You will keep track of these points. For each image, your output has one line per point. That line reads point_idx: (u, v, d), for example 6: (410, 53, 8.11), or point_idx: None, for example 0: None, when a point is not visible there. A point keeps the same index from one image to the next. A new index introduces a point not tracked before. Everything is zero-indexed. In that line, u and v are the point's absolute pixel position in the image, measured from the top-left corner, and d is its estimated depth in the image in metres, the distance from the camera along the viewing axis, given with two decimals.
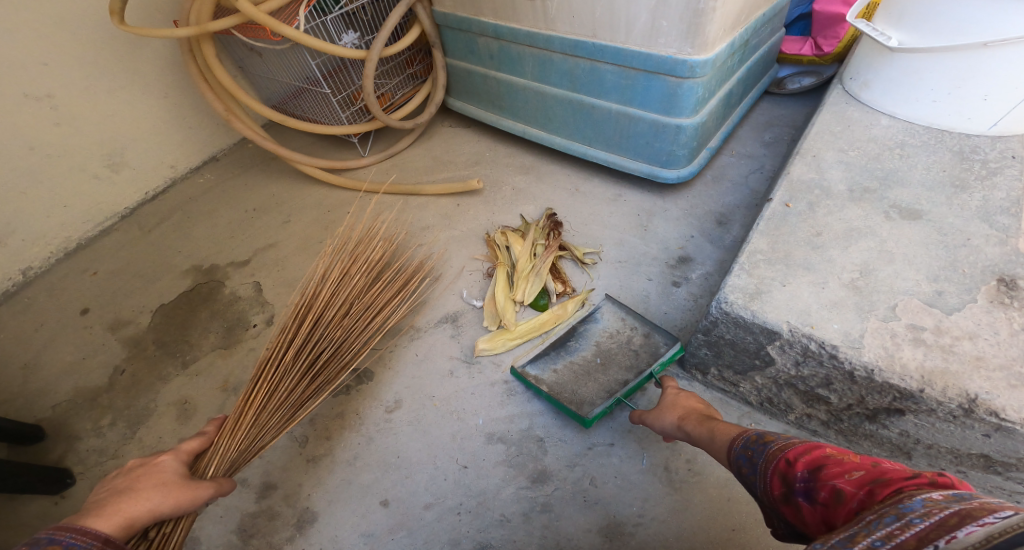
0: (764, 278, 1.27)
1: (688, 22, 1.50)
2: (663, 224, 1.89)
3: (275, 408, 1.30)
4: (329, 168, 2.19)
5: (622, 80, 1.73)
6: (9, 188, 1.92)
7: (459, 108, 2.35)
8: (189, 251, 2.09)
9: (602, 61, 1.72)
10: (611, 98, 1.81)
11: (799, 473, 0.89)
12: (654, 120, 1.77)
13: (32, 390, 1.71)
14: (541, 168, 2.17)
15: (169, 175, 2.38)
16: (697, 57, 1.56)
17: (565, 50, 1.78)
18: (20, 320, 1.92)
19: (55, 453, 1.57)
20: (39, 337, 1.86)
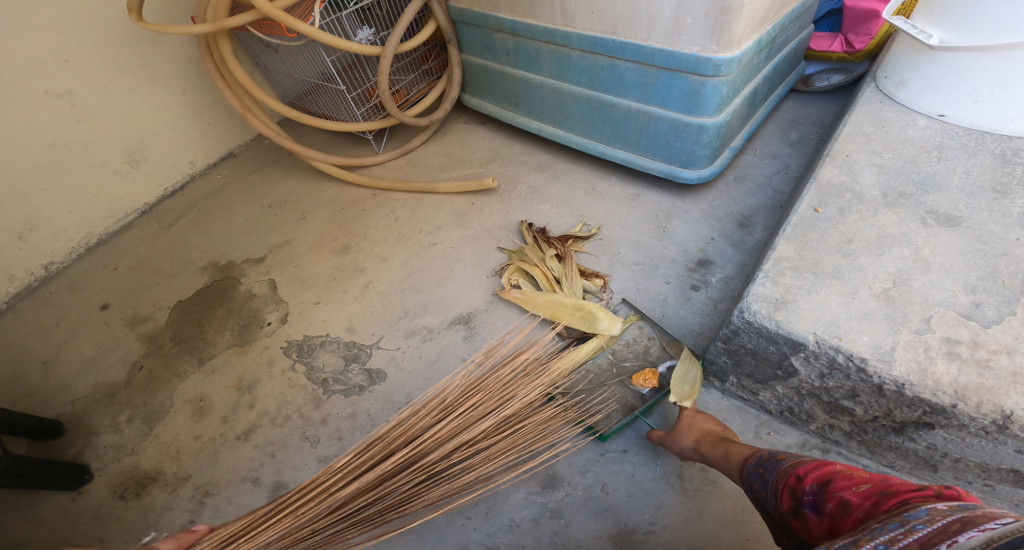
0: (790, 287, 1.22)
1: (713, 19, 1.45)
2: (682, 225, 1.84)
3: (288, 529, 1.07)
4: (343, 165, 2.19)
5: (643, 78, 1.69)
6: (31, 184, 1.95)
7: (474, 105, 2.32)
8: (207, 248, 2.10)
9: (623, 58, 1.67)
10: (631, 96, 1.76)
11: (806, 486, 0.88)
12: (675, 120, 1.72)
13: (53, 384, 1.73)
14: (558, 167, 2.13)
15: (187, 171, 2.39)
16: (723, 55, 1.50)
17: (584, 47, 1.73)
18: (44, 314, 1.95)
19: (75, 448, 1.59)
20: (61, 331, 1.89)
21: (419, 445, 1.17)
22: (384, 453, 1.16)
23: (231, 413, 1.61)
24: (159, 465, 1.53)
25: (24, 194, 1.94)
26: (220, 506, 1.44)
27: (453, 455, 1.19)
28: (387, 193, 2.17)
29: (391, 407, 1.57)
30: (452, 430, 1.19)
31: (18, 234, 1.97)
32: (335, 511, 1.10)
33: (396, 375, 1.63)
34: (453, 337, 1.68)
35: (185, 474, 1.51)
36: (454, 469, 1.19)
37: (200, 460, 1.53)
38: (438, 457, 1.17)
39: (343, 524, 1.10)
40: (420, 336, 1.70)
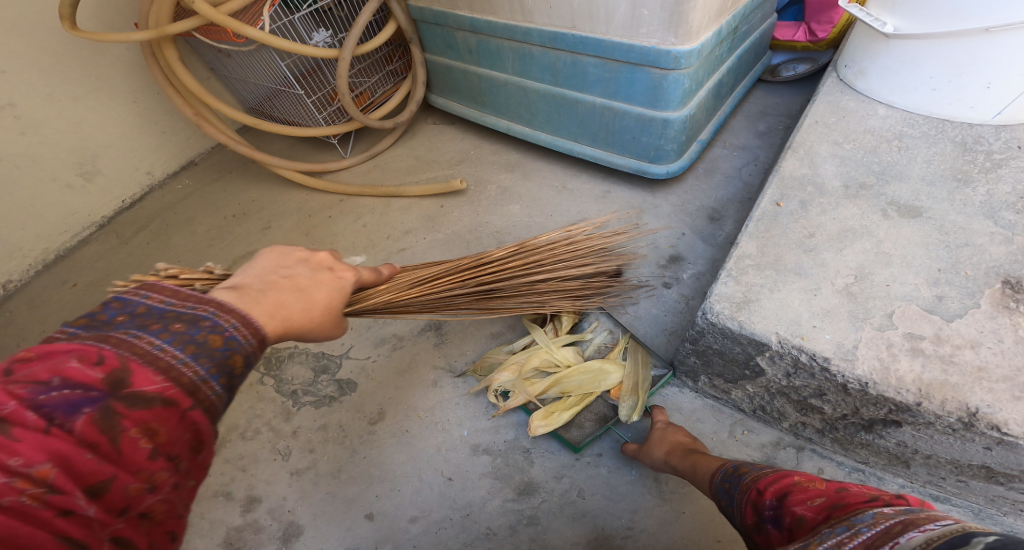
0: (752, 285, 1.21)
1: (670, 11, 1.42)
2: (653, 221, 1.82)
3: (410, 286, 1.29)
4: (308, 170, 2.13)
5: (605, 73, 1.66)
6: None
7: (441, 105, 2.28)
8: (170, 259, 2.04)
9: (585, 54, 1.64)
10: (595, 92, 1.73)
11: (767, 500, 0.88)
12: (640, 115, 1.69)
13: None
14: (526, 165, 2.10)
15: (147, 181, 2.33)
16: (682, 48, 1.48)
17: (545, 43, 1.70)
18: (2, 334, 1.88)
19: None
20: (22, 349, 1.82)
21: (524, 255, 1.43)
22: (513, 250, 1.44)
23: None
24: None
25: None
26: (190, 527, 1.40)
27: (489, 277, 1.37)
28: (354, 198, 2.12)
29: (362, 417, 1.54)
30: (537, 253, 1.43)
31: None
32: (420, 288, 1.29)
33: (367, 385, 1.60)
34: (424, 344, 1.66)
35: None
36: (484, 296, 1.37)
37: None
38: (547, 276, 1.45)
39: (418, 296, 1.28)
40: (390, 345, 1.67)
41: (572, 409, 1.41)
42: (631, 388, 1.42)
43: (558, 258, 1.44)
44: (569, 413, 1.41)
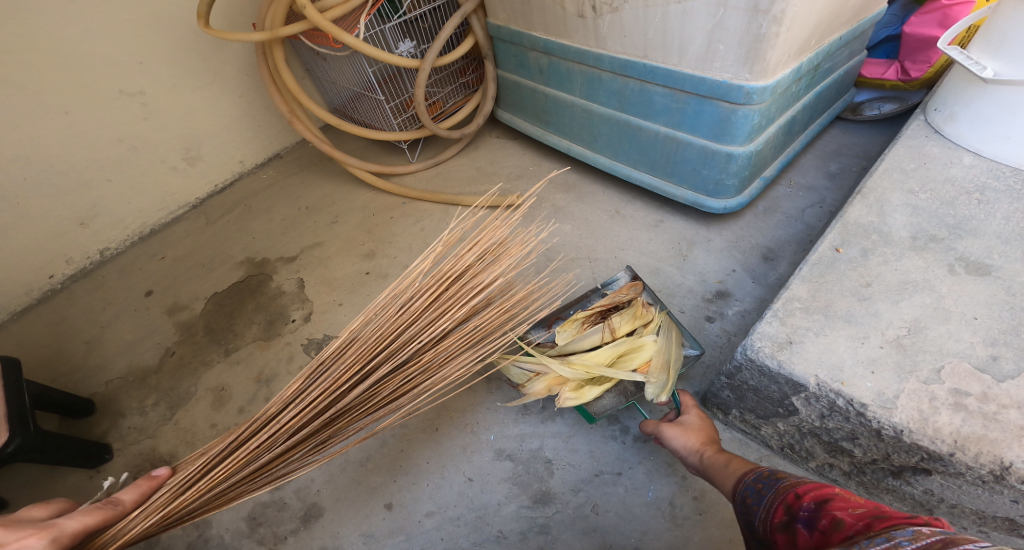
0: (798, 328, 1.20)
1: (747, 47, 1.42)
2: (704, 255, 1.81)
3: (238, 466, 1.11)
4: (377, 172, 2.27)
5: (672, 102, 1.67)
6: (96, 174, 2.12)
7: (507, 120, 2.36)
8: (246, 243, 2.23)
9: (653, 83, 1.67)
10: (659, 121, 1.75)
11: (804, 503, 0.86)
12: (703, 146, 1.70)
13: (91, 365, 1.88)
14: (583, 188, 2.13)
15: (237, 169, 2.54)
16: (755, 84, 1.47)
17: (615, 69, 1.74)
18: (94, 296, 2.12)
19: (101, 427, 1.71)
20: (107, 313, 2.05)
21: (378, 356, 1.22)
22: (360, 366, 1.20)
23: (248, 405, 1.70)
24: (174, 450, 1.64)
25: (87, 183, 2.11)
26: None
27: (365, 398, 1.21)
28: (415, 202, 2.23)
29: None
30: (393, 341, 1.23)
31: (81, 220, 2.14)
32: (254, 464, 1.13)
33: None
34: None
35: None
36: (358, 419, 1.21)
37: None
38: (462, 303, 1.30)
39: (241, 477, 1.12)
40: None
41: (602, 383, 1.46)
42: (661, 366, 1.44)
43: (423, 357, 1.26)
44: (599, 388, 1.45)
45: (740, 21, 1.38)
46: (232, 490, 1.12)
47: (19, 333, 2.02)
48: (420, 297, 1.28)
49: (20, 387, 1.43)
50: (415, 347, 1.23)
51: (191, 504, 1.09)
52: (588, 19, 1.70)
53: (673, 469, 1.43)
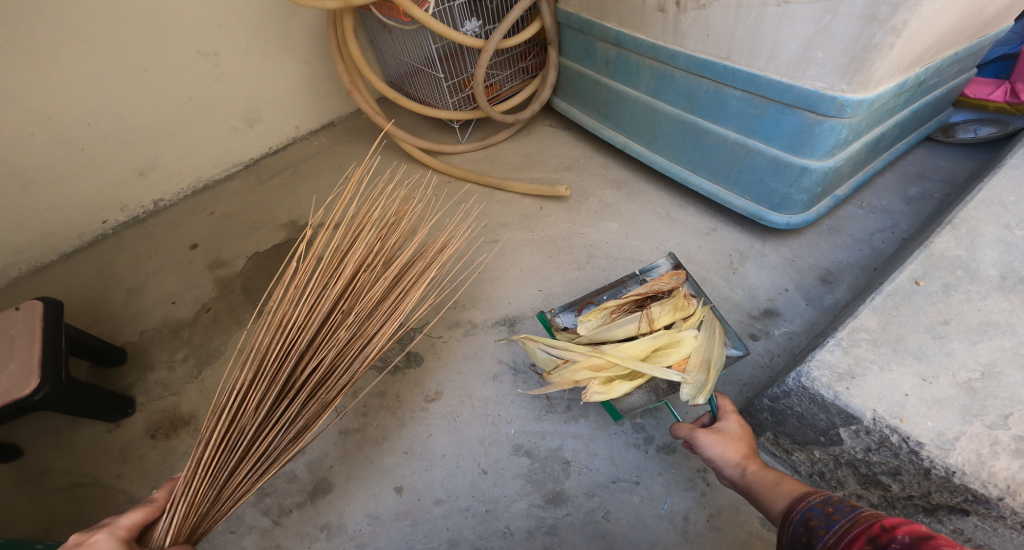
0: (861, 359, 1.16)
1: (851, 57, 1.31)
2: (755, 270, 1.72)
3: (225, 448, 1.14)
4: (427, 148, 2.24)
5: (749, 108, 1.57)
6: (162, 129, 2.18)
7: (563, 109, 2.29)
8: (291, 206, 2.27)
9: (731, 86, 1.57)
10: (731, 125, 1.65)
11: (897, 536, 0.78)
12: (775, 157, 1.60)
13: (129, 313, 1.96)
14: (634, 185, 2.04)
15: (291, 134, 2.57)
16: (851, 96, 1.37)
17: (690, 68, 1.64)
18: (142, 244, 2.19)
19: (128, 379, 1.79)
20: (152, 263, 2.12)
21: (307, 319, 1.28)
22: (299, 330, 1.27)
23: None
24: (195, 410, 1.70)
25: (152, 137, 2.17)
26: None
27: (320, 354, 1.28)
28: (460, 181, 2.18)
29: (420, 394, 1.60)
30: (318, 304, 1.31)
31: (140, 170, 2.21)
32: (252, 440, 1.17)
33: (431, 362, 1.65)
34: (495, 336, 1.69)
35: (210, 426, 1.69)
36: (327, 375, 1.29)
37: None
38: (379, 269, 1.43)
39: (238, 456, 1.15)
40: (463, 329, 1.72)
41: (632, 378, 1.42)
42: (701, 365, 1.41)
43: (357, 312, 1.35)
44: (628, 383, 1.41)
45: (850, 30, 1.28)
46: (235, 472, 1.15)
47: (71, 273, 2.11)
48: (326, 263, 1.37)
49: (59, 335, 1.52)
50: (344, 310, 1.33)
51: (207, 494, 1.11)
52: (669, 14, 1.60)
53: (693, 484, 1.40)
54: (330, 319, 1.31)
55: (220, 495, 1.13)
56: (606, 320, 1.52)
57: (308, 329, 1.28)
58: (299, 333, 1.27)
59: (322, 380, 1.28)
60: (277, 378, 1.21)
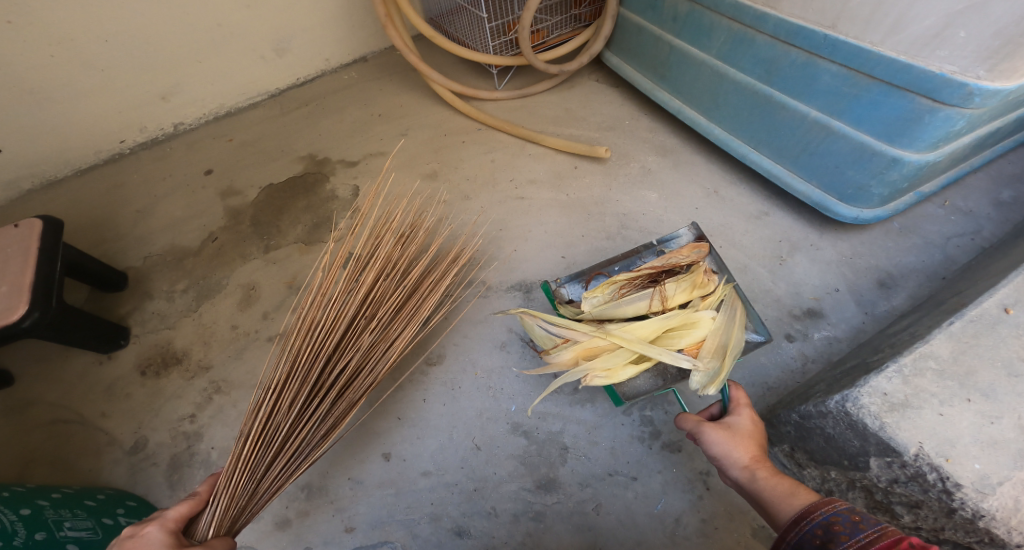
0: (921, 390, 1.06)
1: (1005, 41, 1.11)
2: (805, 263, 1.56)
3: (260, 444, 1.14)
4: (459, 92, 2.07)
5: (845, 86, 1.37)
6: (187, 53, 2.04)
7: (614, 66, 2.07)
8: (311, 139, 2.14)
9: (828, 60, 1.37)
10: (814, 103, 1.46)
11: None
12: (863, 143, 1.41)
13: (134, 236, 1.91)
14: (682, 155, 1.86)
15: (321, 66, 2.39)
16: (987, 85, 1.17)
17: (779, 34, 1.43)
18: (157, 166, 2.11)
19: (126, 307, 1.76)
20: (165, 186, 2.05)
21: (333, 320, 1.29)
22: (324, 329, 1.27)
23: (272, 311, 1.72)
24: (187, 348, 1.67)
25: (178, 61, 2.05)
26: (218, 411, 1.56)
27: (347, 350, 1.27)
28: (492, 131, 2.02)
29: (421, 355, 1.53)
30: (342, 306, 1.31)
31: (162, 94, 2.09)
32: (287, 437, 1.17)
33: (440, 325, 1.57)
34: (508, 302, 1.58)
35: (204, 366, 1.64)
36: (352, 372, 1.27)
37: (225, 353, 1.66)
38: (398, 277, 1.43)
39: (271, 452, 1.14)
40: (474, 290, 1.61)
41: (636, 361, 1.32)
42: (715, 350, 1.30)
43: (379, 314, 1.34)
44: (632, 367, 1.31)
45: (1015, 9, 1.07)
46: (270, 466, 1.14)
47: (83, 190, 2.05)
48: (348, 268, 1.38)
49: (53, 257, 1.48)
50: (365, 312, 1.33)
51: (245, 488, 1.10)
52: None
53: (692, 486, 1.33)
54: (356, 323, 1.31)
55: (261, 490, 1.13)
56: (612, 295, 1.41)
57: (336, 328, 1.28)
58: (327, 331, 1.27)
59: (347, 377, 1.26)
60: (303, 376, 1.20)
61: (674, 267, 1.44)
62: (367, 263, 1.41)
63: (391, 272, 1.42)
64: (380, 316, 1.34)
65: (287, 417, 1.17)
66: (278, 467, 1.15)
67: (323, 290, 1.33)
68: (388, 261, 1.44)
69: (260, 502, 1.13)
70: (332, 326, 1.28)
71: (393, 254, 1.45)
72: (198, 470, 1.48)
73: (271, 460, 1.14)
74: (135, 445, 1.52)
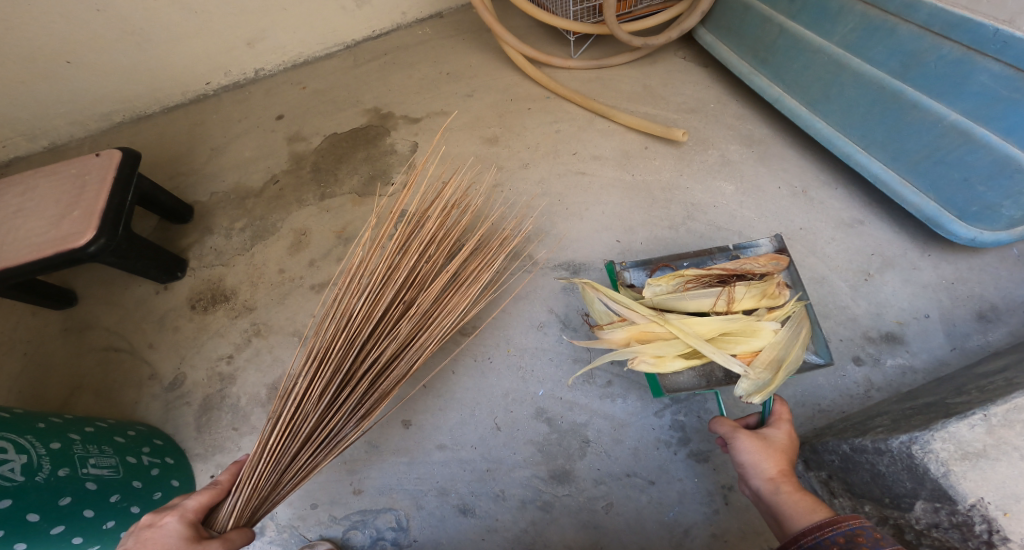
0: (1003, 440, 0.94)
1: None
2: (894, 283, 1.39)
3: (287, 434, 1.04)
4: (533, 58, 1.95)
5: (1005, 89, 1.18)
6: (275, 1, 2.02)
7: (705, 44, 1.84)
8: (379, 93, 2.09)
9: (991, 58, 1.19)
10: (961, 105, 1.26)
11: None
12: (1006, 157, 1.22)
13: (205, 172, 1.96)
14: (769, 146, 1.68)
15: (398, 20, 2.31)
16: None
17: (931, 25, 1.26)
18: (234, 108, 2.14)
19: (189, 239, 1.81)
20: (239, 127, 2.08)
21: (370, 303, 1.15)
22: (359, 312, 1.13)
23: (319, 260, 1.72)
24: (236, 287, 1.70)
25: (266, 8, 2.03)
26: (254, 355, 1.59)
27: (385, 336, 1.15)
28: (562, 101, 1.90)
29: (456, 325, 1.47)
30: (378, 287, 1.17)
31: (248, 40, 2.10)
32: (318, 427, 1.07)
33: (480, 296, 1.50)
34: (554, 280, 1.50)
35: (248, 307, 1.66)
36: (389, 360, 1.15)
37: (270, 297, 1.67)
38: (443, 259, 1.27)
39: (298, 443, 1.05)
40: (520, 265, 1.53)
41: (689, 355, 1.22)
42: (770, 363, 1.19)
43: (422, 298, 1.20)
44: (683, 360, 1.21)
45: None
46: (297, 457, 1.05)
47: (167, 125, 2.13)
48: (390, 244, 1.22)
49: (128, 186, 1.53)
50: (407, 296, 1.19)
51: (268, 478, 1.02)
52: None
53: (709, 498, 1.26)
54: (393, 310, 1.18)
55: (287, 479, 1.05)
56: (677, 285, 1.29)
57: (374, 311, 1.15)
58: (363, 314, 1.14)
59: (385, 364, 1.15)
60: (334, 362, 1.09)
61: (747, 273, 1.29)
62: (411, 240, 1.25)
63: (440, 251, 1.27)
64: (424, 300, 1.20)
65: (316, 406, 1.07)
66: (306, 457, 1.06)
67: (361, 268, 1.19)
68: (437, 237, 1.28)
69: (284, 491, 1.05)
70: (370, 307, 1.15)
71: (444, 232, 1.29)
72: (224, 413, 1.52)
73: (296, 450, 1.05)
74: (173, 382, 1.57)
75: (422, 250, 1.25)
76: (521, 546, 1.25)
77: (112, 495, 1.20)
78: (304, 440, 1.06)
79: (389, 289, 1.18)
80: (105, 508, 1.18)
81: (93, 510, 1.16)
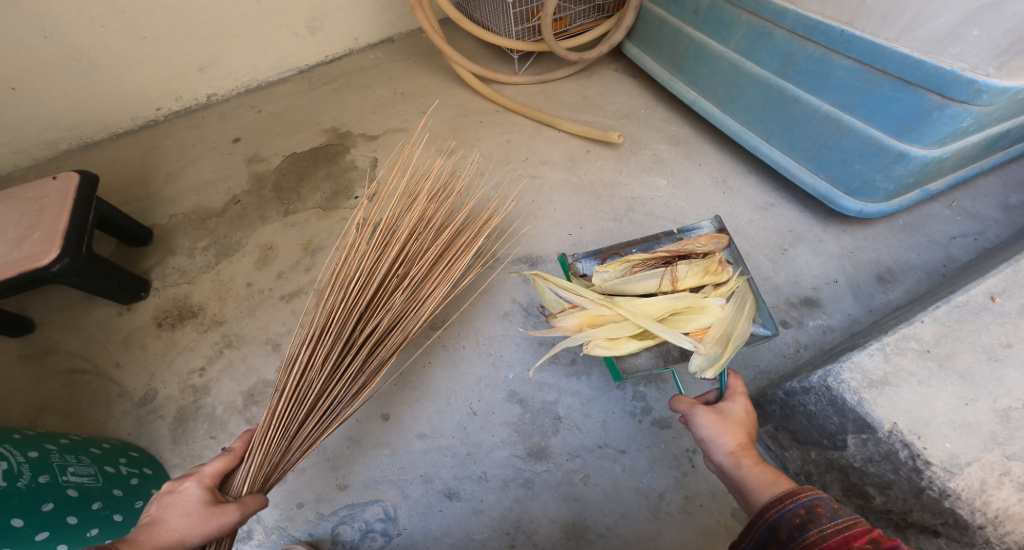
0: (900, 370, 1.14)
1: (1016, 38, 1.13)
2: (807, 256, 1.61)
3: (292, 403, 1.13)
4: (481, 75, 2.12)
5: (859, 82, 1.40)
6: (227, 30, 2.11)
7: (633, 56, 2.08)
8: (335, 113, 2.20)
9: (843, 55, 1.40)
10: (829, 98, 1.48)
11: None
12: (872, 139, 1.44)
13: (163, 197, 2.00)
14: (694, 146, 1.89)
15: (349, 46, 2.43)
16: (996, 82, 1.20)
17: (797, 29, 1.46)
18: (190, 133, 2.19)
19: (151, 260, 1.84)
20: (195, 151, 2.13)
21: (362, 279, 1.25)
22: (352, 288, 1.23)
23: (287, 272, 1.79)
24: (203, 303, 1.75)
25: (218, 35, 2.11)
26: (228, 366, 1.64)
27: (378, 310, 1.25)
28: (510, 114, 2.06)
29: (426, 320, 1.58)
30: (368, 265, 1.27)
31: (200, 66, 2.17)
32: (321, 395, 1.16)
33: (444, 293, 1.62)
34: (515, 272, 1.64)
35: (217, 321, 1.71)
36: (383, 332, 1.25)
37: (241, 309, 1.73)
38: (429, 239, 1.38)
39: (303, 410, 1.13)
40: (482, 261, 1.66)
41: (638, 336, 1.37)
42: (720, 338, 1.33)
43: (411, 274, 1.31)
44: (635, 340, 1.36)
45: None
46: (302, 424, 1.14)
47: (120, 152, 2.15)
48: (359, 233, 1.32)
49: (88, 207, 1.57)
50: (396, 272, 1.29)
51: (277, 445, 1.10)
52: None
53: (677, 463, 1.39)
54: (387, 282, 1.28)
55: (295, 446, 1.13)
56: (624, 271, 1.44)
57: (366, 287, 1.25)
58: (357, 289, 1.23)
59: (380, 335, 1.24)
60: (331, 334, 1.18)
61: (689, 254, 1.46)
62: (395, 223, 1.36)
63: (426, 231, 1.38)
64: (412, 276, 1.31)
65: (318, 376, 1.15)
66: (310, 424, 1.14)
67: (350, 250, 1.30)
68: (422, 219, 1.40)
69: (293, 458, 1.13)
70: (362, 284, 1.25)
71: (428, 214, 1.41)
72: (201, 423, 1.56)
73: (302, 418, 1.14)
74: (145, 396, 1.60)
75: (408, 231, 1.35)
76: (506, 522, 1.34)
77: (93, 503, 1.23)
78: (307, 409, 1.14)
79: (378, 267, 1.28)
80: (86, 516, 1.22)
81: (75, 517, 1.19)
